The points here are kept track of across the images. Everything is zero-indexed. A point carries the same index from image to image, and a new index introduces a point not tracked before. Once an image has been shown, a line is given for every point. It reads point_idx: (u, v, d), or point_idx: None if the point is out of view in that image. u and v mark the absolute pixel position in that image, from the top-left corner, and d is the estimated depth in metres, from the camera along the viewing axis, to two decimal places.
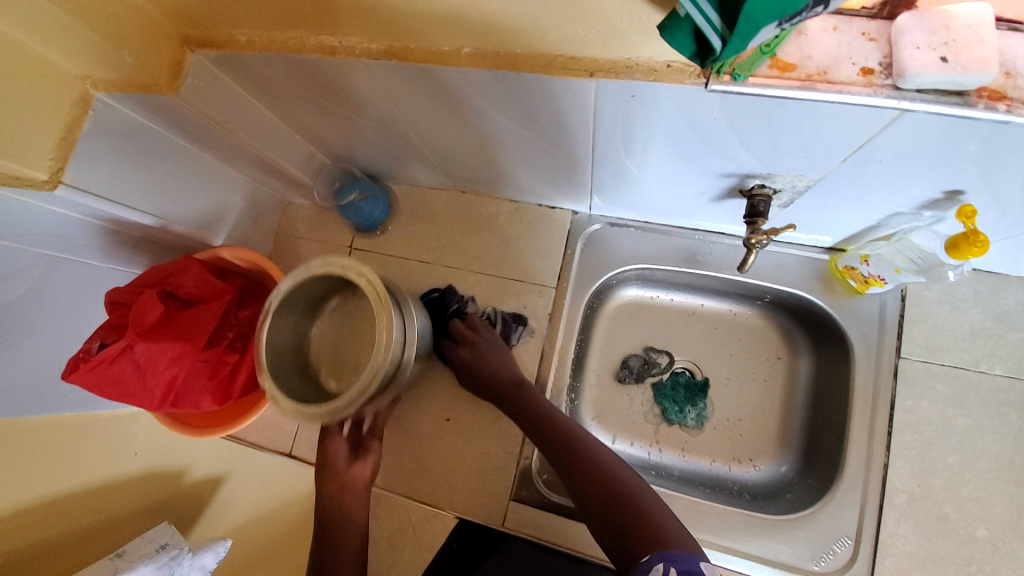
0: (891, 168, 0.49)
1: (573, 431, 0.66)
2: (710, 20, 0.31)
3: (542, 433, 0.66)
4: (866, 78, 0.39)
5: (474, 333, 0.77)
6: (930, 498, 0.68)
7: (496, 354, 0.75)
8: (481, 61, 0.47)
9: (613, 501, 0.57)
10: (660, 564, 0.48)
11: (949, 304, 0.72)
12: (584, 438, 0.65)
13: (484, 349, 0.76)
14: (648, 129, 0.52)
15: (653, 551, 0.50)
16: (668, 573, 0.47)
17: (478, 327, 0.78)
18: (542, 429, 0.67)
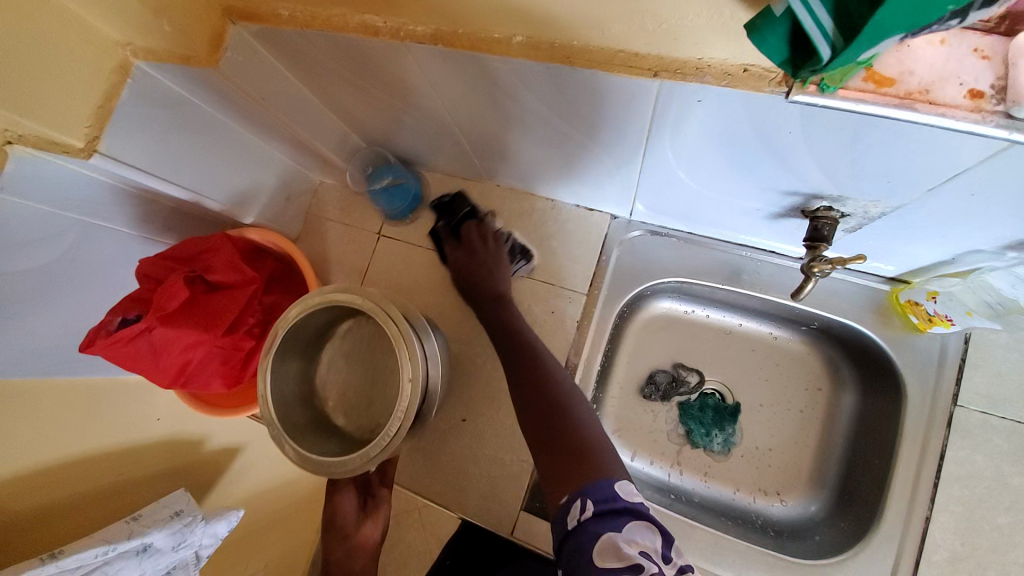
0: (984, 204, 0.43)
1: (543, 359, 0.66)
2: (822, 23, 0.27)
3: (513, 353, 0.68)
4: (973, 101, 0.34)
5: (480, 241, 0.78)
6: (973, 559, 0.63)
7: (491, 265, 0.76)
8: (533, 53, 0.43)
9: (555, 426, 0.57)
10: (578, 500, 0.48)
11: (1019, 352, 0.66)
12: (549, 366, 0.65)
13: (482, 258, 0.77)
14: (708, 139, 0.48)
15: (570, 485, 0.50)
16: (583, 509, 0.47)
17: (486, 238, 0.78)
18: (513, 351, 0.68)
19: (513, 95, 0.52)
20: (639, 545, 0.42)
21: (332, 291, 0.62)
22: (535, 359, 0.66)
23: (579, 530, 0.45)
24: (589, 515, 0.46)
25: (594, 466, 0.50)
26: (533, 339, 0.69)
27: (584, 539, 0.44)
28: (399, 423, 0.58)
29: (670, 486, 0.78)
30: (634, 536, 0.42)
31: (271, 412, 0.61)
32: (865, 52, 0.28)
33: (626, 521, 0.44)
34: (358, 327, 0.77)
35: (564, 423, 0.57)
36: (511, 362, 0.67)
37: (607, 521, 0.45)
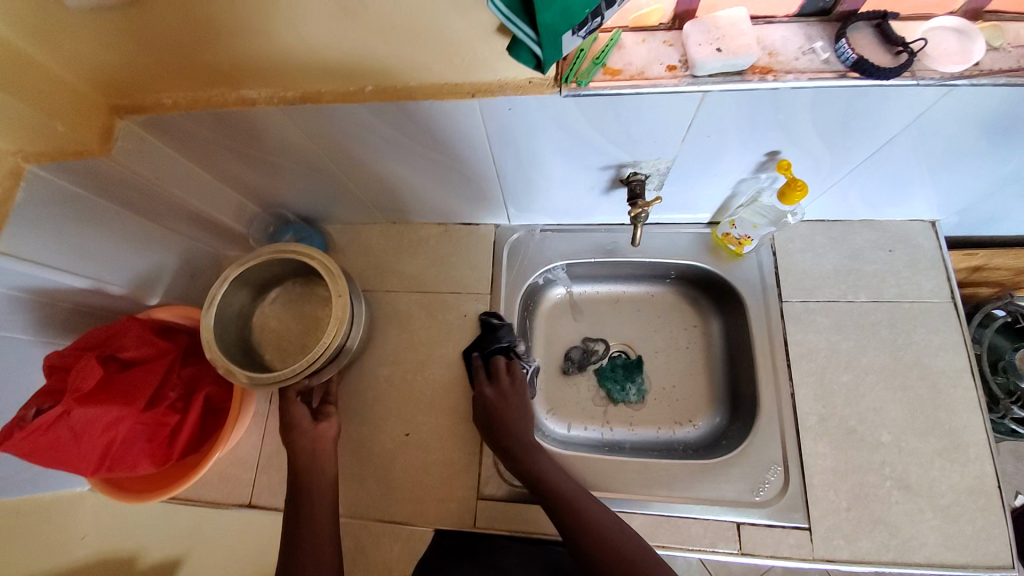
0: (719, 140, 0.62)
1: (583, 503, 0.67)
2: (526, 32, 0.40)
3: (551, 507, 0.67)
4: (672, 72, 0.52)
5: (504, 381, 0.79)
6: (836, 415, 0.78)
7: (519, 408, 0.77)
8: (382, 96, 0.56)
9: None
10: None
11: (812, 251, 0.86)
12: (592, 507, 0.67)
13: (507, 400, 0.78)
14: (531, 137, 0.63)
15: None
16: None
17: (510, 379, 0.80)
18: (550, 503, 0.68)
19: (376, 135, 0.64)
20: None
21: (264, 249, 0.73)
22: (575, 502, 0.67)
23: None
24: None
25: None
26: (563, 484, 0.69)
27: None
28: (339, 329, 0.72)
29: (606, 441, 0.88)
30: None
31: (213, 351, 0.69)
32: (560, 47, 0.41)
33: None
34: (286, 292, 0.84)
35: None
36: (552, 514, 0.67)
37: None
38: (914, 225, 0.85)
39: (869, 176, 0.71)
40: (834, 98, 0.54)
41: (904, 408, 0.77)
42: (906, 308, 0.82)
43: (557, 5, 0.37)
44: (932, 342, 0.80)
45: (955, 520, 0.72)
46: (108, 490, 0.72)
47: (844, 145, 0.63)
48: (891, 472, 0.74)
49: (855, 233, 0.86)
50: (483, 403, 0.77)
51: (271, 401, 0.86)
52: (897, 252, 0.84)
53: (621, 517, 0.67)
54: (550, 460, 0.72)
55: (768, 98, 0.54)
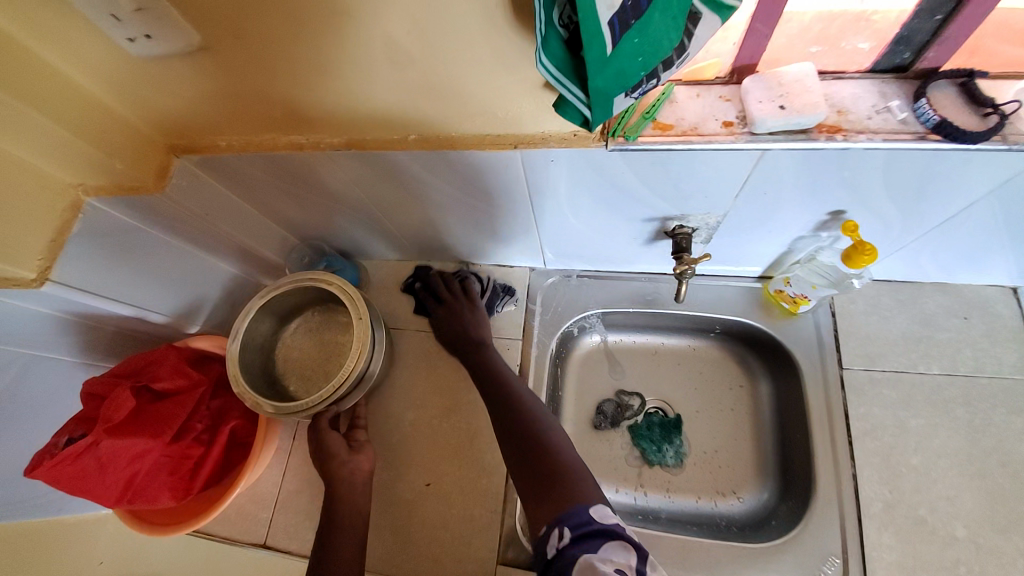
0: (775, 198, 0.58)
1: (514, 388, 0.72)
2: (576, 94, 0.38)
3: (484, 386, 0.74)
4: (728, 128, 0.49)
5: (453, 299, 0.85)
6: (904, 503, 0.69)
7: (473, 316, 0.83)
8: (426, 145, 0.56)
9: (532, 454, 0.62)
10: (555, 529, 0.53)
11: (876, 314, 0.78)
12: (519, 400, 0.70)
13: (459, 314, 0.84)
14: (575, 187, 0.61)
15: (549, 520, 0.55)
16: (561, 535, 0.52)
17: (457, 292, 0.86)
18: (487, 378, 0.75)
19: (416, 180, 0.64)
20: (615, 563, 0.47)
21: (284, 279, 0.73)
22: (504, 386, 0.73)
23: (561, 556, 0.50)
24: (567, 541, 0.51)
25: (570, 494, 0.56)
26: (502, 369, 0.76)
27: (565, 563, 0.49)
28: (358, 356, 0.71)
29: (642, 509, 0.81)
30: (609, 555, 0.48)
31: (241, 385, 0.68)
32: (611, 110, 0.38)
33: (603, 542, 0.50)
34: (307, 321, 0.82)
35: (544, 458, 0.61)
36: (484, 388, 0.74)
37: (583, 545, 0.50)
38: (994, 291, 0.77)
39: (944, 239, 0.64)
40: (911, 161, 0.49)
41: (986, 501, 0.67)
42: (985, 384, 0.72)
43: (612, 67, 0.34)
44: (1020, 426, 0.70)
45: None
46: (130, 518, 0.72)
47: (919, 208, 0.57)
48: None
49: (926, 297, 0.78)
50: (438, 321, 0.85)
51: (295, 437, 0.85)
52: (974, 320, 0.76)
53: (546, 407, 0.69)
54: (494, 353, 0.79)
55: (837, 158, 0.49)
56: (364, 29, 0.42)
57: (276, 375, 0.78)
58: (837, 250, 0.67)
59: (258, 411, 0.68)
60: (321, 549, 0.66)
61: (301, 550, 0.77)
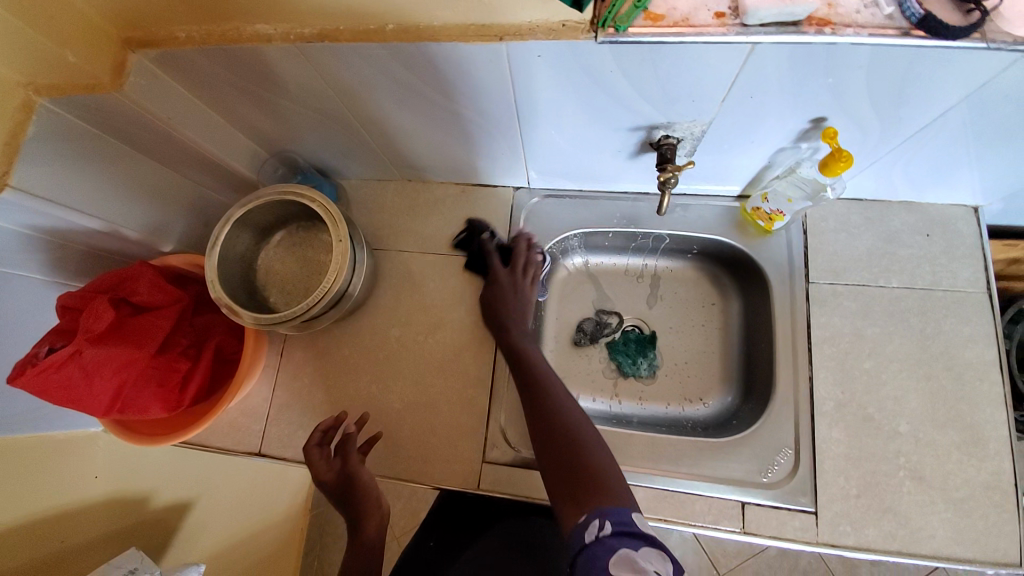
0: (761, 103, 0.58)
1: (553, 389, 0.71)
2: None
3: (526, 380, 0.72)
4: (719, 20, 0.48)
5: (520, 274, 0.83)
6: (855, 402, 0.74)
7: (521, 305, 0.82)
8: (404, 36, 0.53)
9: (569, 452, 0.63)
10: (596, 519, 0.53)
11: (844, 231, 0.80)
12: (561, 402, 0.69)
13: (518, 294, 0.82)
14: (564, 89, 0.59)
15: (591, 510, 0.55)
16: (602, 526, 0.52)
17: (526, 267, 0.83)
18: (527, 375, 0.73)
19: (395, 82, 0.61)
20: (655, 567, 0.46)
21: (263, 191, 0.71)
22: (551, 387, 0.71)
23: (596, 544, 0.50)
24: (607, 532, 0.51)
25: (616, 495, 0.56)
26: (531, 356, 0.75)
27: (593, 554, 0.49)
28: (335, 276, 0.70)
29: (612, 416, 0.88)
30: (650, 558, 0.47)
31: (216, 289, 0.68)
32: None
33: (642, 545, 0.48)
34: (290, 237, 0.80)
35: (580, 458, 0.62)
36: (522, 378, 0.73)
37: (625, 540, 0.49)
38: (956, 210, 0.79)
39: (917, 150, 0.66)
40: (899, 56, 0.49)
41: (927, 398, 0.73)
42: (940, 296, 0.76)
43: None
44: (963, 333, 0.75)
45: (968, 515, 0.70)
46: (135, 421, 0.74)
47: (897, 116, 0.59)
48: (906, 462, 0.72)
49: (893, 215, 0.80)
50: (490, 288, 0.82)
51: (282, 356, 0.85)
52: (936, 237, 0.78)
53: (588, 417, 0.69)
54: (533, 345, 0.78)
55: (822, 55, 0.49)
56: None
57: (258, 288, 0.78)
58: (816, 161, 0.68)
59: (237, 319, 0.69)
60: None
61: (297, 457, 0.81)
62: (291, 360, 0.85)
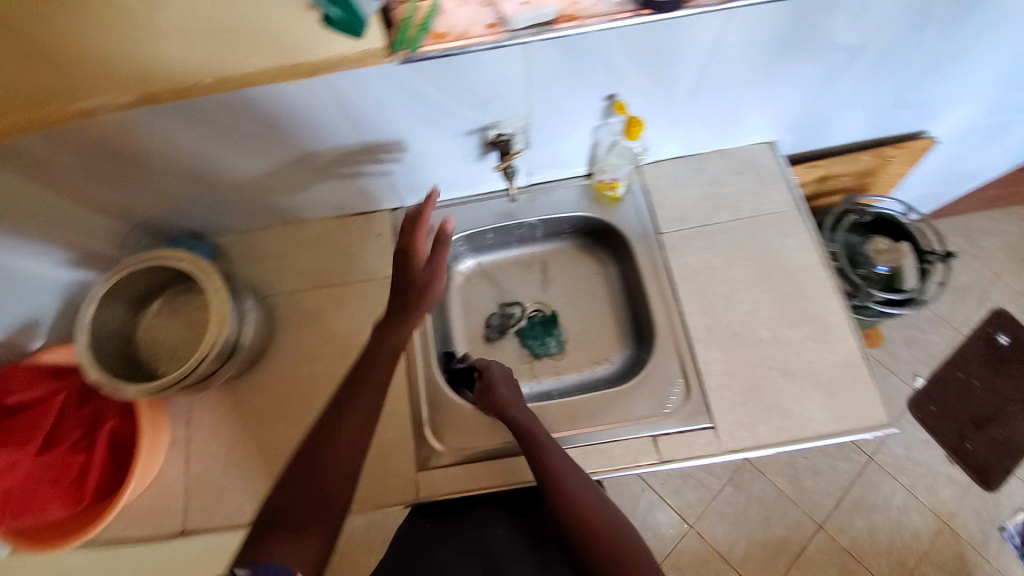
0: (561, 91, 0.68)
1: (565, 465, 0.68)
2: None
3: (536, 462, 0.69)
4: (491, 29, 0.57)
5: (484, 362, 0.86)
6: (721, 323, 0.85)
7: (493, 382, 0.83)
8: (221, 86, 0.58)
9: (602, 541, 0.62)
10: None
11: (677, 184, 0.93)
12: (577, 478, 0.67)
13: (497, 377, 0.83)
14: (391, 109, 0.66)
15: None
16: None
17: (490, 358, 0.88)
18: (536, 455, 0.69)
19: (257, 120, 0.64)
20: None
21: (127, 261, 0.71)
22: (561, 463, 0.69)
23: None
24: None
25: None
26: (535, 431, 0.72)
27: None
28: (218, 331, 0.72)
29: (531, 396, 0.94)
30: None
31: (95, 370, 0.67)
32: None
33: None
34: (169, 301, 0.80)
35: (613, 545, 0.62)
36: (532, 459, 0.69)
37: None
38: (758, 148, 0.96)
39: (701, 106, 0.80)
40: (641, 34, 0.61)
41: (775, 305, 0.86)
42: (763, 219, 0.91)
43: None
44: (789, 245, 0.89)
45: (834, 392, 0.81)
46: (418, 226, 0.69)
47: (669, 82, 0.71)
48: (775, 362, 0.83)
49: (711, 163, 0.95)
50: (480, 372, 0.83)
51: (190, 425, 0.83)
52: (747, 173, 0.94)
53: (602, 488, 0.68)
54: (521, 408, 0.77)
55: (582, 43, 0.60)
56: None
57: (143, 360, 0.77)
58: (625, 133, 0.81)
59: (122, 394, 0.68)
60: (254, 554, 0.59)
61: (225, 522, 0.79)
62: (202, 426, 0.83)
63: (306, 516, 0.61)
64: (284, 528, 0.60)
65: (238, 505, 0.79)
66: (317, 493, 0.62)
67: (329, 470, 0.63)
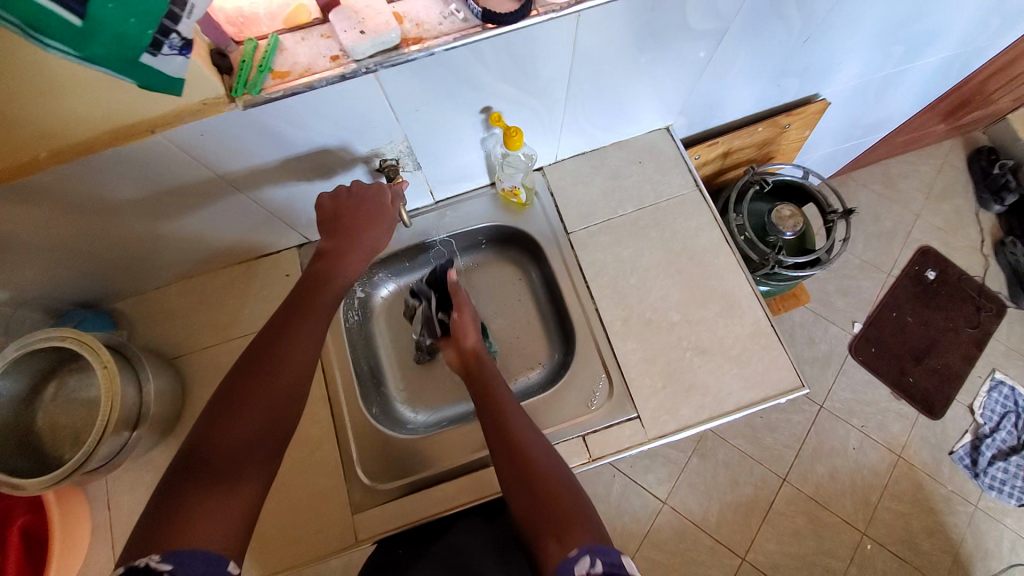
0: (432, 111, 0.68)
1: (519, 417, 0.68)
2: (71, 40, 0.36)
3: (489, 419, 0.68)
4: (335, 61, 0.56)
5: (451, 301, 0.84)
6: (636, 313, 0.87)
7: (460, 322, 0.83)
8: (58, 158, 0.55)
9: (546, 487, 0.59)
10: (586, 556, 0.49)
11: (580, 182, 0.94)
12: (529, 430, 0.66)
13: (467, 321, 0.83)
14: (255, 153, 0.64)
15: (578, 546, 0.51)
16: (594, 565, 0.48)
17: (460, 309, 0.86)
18: (491, 410, 0.69)
19: (113, 185, 0.61)
20: None
21: (7, 349, 0.67)
22: (516, 416, 0.68)
23: None
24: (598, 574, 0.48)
25: (592, 526, 0.54)
26: (495, 384, 0.73)
27: None
28: (108, 410, 0.69)
29: (468, 413, 0.94)
30: None
31: None
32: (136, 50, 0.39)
33: None
34: (66, 384, 0.75)
35: (557, 491, 0.58)
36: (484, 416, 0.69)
37: None
38: (654, 135, 0.98)
39: (582, 103, 0.80)
40: (493, 48, 0.60)
41: (686, 288, 0.88)
42: (665, 205, 0.93)
43: (101, 32, 0.36)
44: (693, 227, 0.92)
45: (748, 363, 0.84)
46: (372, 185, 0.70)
47: (540, 86, 0.71)
48: (689, 343, 0.85)
49: (611, 157, 0.96)
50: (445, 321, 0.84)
51: (109, 507, 0.79)
52: (646, 162, 0.96)
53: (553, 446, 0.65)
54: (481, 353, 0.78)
55: (435, 64, 0.59)
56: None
57: (42, 451, 0.72)
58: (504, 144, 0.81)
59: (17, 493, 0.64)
60: (170, 511, 0.48)
61: None
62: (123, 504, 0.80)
63: (239, 455, 0.53)
64: (210, 469, 0.51)
65: None
66: (258, 423, 0.55)
67: (274, 399, 0.57)
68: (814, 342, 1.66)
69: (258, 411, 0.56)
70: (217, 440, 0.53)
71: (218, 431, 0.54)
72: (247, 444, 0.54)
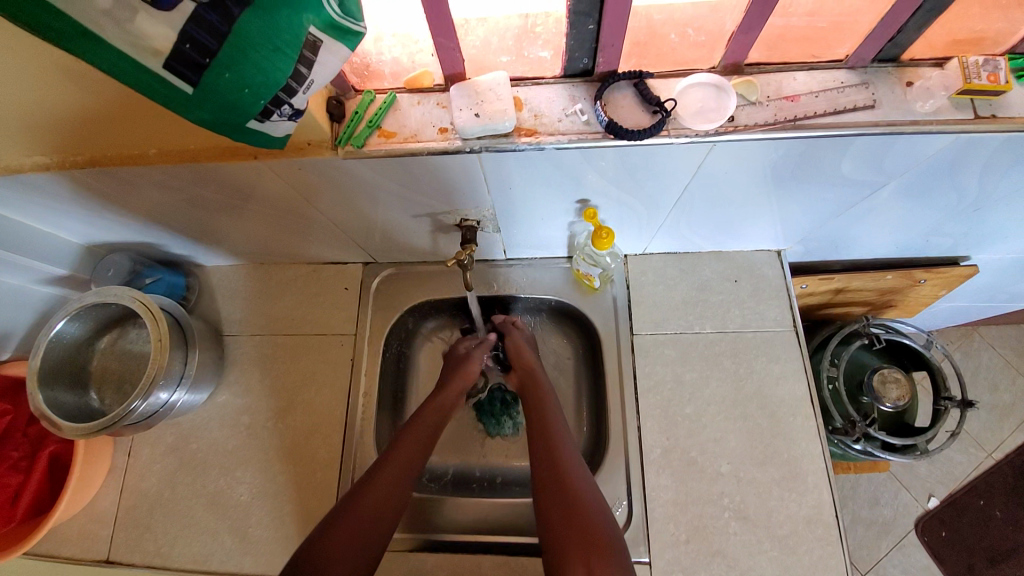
0: (527, 191, 0.64)
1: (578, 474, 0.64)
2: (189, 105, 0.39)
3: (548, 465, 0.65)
4: (443, 134, 0.54)
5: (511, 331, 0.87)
6: (679, 446, 0.78)
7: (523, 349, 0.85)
8: (166, 158, 0.58)
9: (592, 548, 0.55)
10: None
11: (662, 283, 0.87)
12: (587, 494, 0.61)
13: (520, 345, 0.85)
14: (345, 190, 0.63)
15: None
16: None
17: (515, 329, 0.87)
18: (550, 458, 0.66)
19: (212, 187, 0.64)
20: None
21: (88, 294, 0.72)
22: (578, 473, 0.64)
23: None
24: None
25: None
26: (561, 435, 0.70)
27: None
28: (156, 371, 0.72)
29: (474, 475, 0.89)
30: None
31: (39, 404, 0.69)
32: (241, 119, 0.41)
33: None
34: (124, 335, 0.82)
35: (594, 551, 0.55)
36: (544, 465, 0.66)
37: None
38: (761, 255, 0.87)
39: (689, 214, 0.73)
40: (608, 154, 0.55)
41: (744, 437, 0.78)
42: (749, 337, 0.83)
43: (209, 100, 0.38)
44: (774, 371, 0.81)
45: (792, 551, 0.73)
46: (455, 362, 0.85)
47: (648, 193, 0.65)
48: (729, 502, 0.75)
49: (704, 265, 0.87)
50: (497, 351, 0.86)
51: (131, 454, 0.85)
52: (743, 282, 0.86)
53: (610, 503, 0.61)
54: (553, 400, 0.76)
55: (541, 157, 0.56)
56: (32, 43, 0.42)
57: (88, 390, 0.79)
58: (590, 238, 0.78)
59: (56, 431, 0.69)
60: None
61: (143, 562, 0.79)
62: (141, 456, 0.84)
63: (340, 543, 0.59)
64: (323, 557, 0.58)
65: (158, 545, 0.79)
66: (362, 520, 0.62)
67: (377, 510, 0.63)
68: (876, 504, 1.42)
69: (363, 512, 0.63)
70: (330, 527, 0.61)
71: (328, 529, 0.61)
72: (352, 538, 0.60)
